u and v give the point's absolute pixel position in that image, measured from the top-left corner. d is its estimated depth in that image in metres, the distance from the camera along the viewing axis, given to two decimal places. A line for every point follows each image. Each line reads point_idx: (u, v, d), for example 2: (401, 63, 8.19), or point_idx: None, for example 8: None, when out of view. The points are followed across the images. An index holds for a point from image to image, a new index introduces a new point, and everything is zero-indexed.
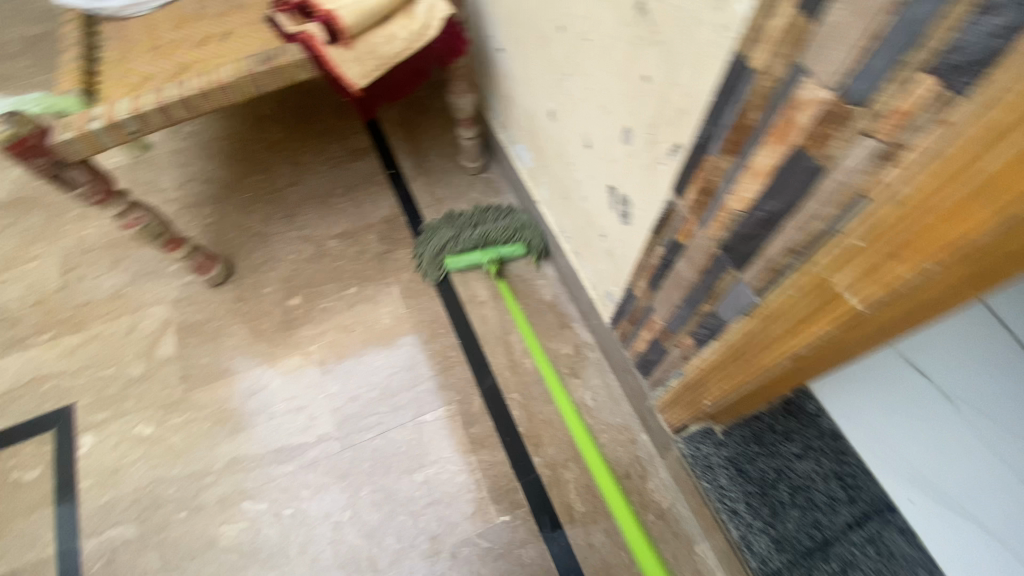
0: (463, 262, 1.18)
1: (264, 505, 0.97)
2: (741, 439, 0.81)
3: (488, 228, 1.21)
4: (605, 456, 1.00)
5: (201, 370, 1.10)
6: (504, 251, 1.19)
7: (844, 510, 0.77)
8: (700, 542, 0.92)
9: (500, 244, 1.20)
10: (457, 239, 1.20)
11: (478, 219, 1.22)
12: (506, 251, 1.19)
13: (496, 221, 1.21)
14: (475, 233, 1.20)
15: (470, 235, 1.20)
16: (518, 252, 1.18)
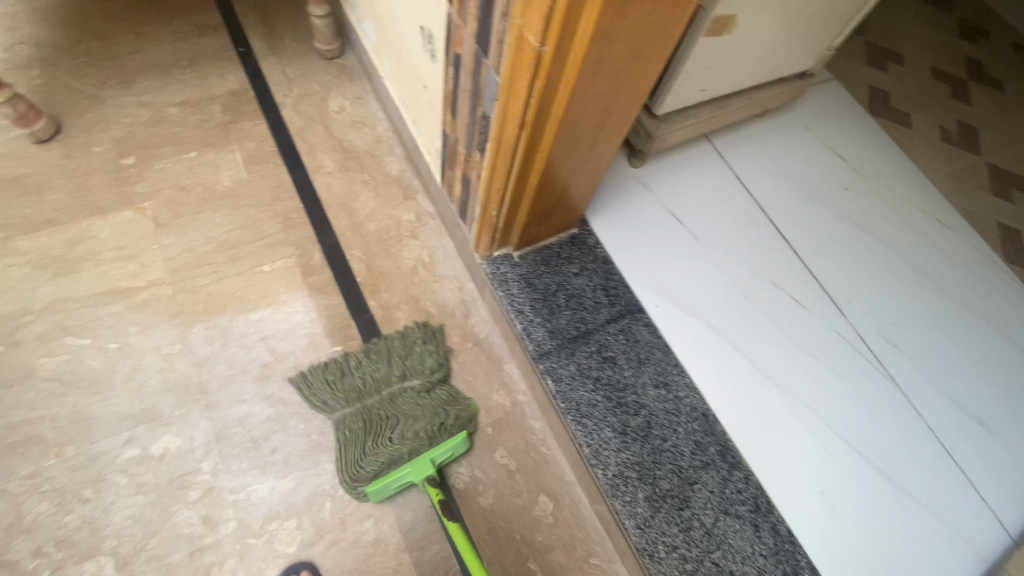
0: (387, 490, 0.90)
1: (86, 339, 0.98)
2: (533, 261, 0.99)
3: (409, 418, 0.96)
4: (434, 299, 1.14)
5: (19, 220, 1.06)
6: (437, 456, 0.93)
7: (605, 310, 0.96)
8: (507, 362, 1.09)
9: (432, 449, 0.94)
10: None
11: (387, 384, 1.00)
12: (439, 455, 0.93)
13: (417, 403, 0.98)
14: (392, 426, 0.95)
15: (388, 440, 0.93)
16: (460, 449, 0.95)
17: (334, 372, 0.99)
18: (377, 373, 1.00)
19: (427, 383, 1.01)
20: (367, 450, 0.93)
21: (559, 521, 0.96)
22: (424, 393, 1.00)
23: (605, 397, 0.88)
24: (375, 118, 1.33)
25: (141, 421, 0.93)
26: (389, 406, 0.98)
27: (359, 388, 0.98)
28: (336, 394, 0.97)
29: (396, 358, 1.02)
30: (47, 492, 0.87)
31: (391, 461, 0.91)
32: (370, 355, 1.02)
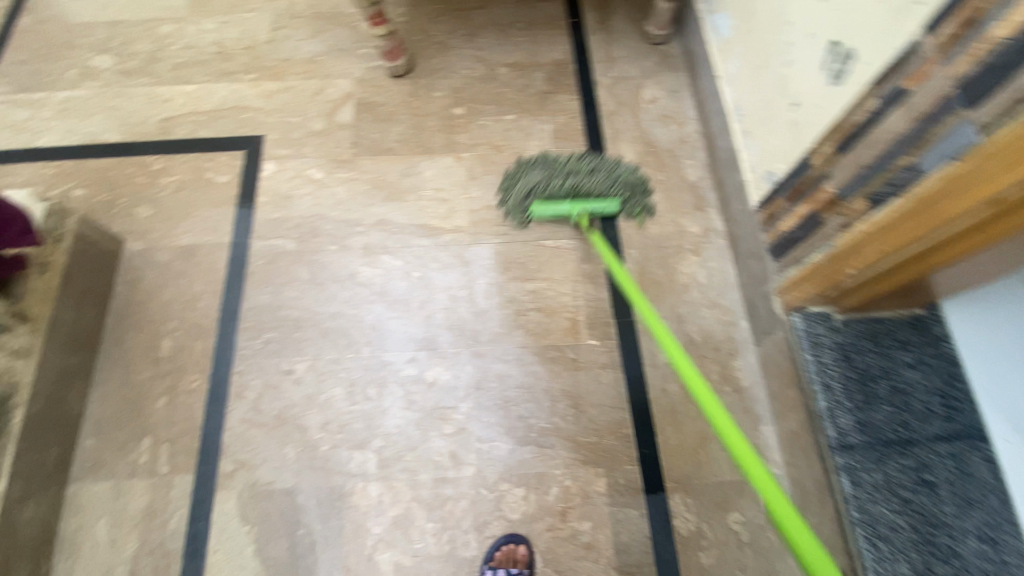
0: (550, 211, 1.11)
1: (397, 262, 1.12)
2: (857, 333, 0.84)
3: (582, 180, 1.13)
4: (700, 326, 1.06)
5: (369, 142, 1.23)
6: (594, 206, 1.11)
7: (937, 423, 0.78)
8: (766, 424, 0.97)
9: (591, 199, 1.13)
10: (554, 183, 1.13)
11: (572, 167, 1.15)
12: (597, 207, 1.11)
13: (595, 176, 1.15)
14: (567, 181, 1.13)
15: (560, 184, 1.12)
16: (612, 208, 1.12)
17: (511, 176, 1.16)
18: (573, 159, 1.17)
19: (611, 173, 1.16)
20: (553, 182, 1.12)
21: None
22: (608, 175, 1.15)
23: (912, 525, 0.74)
24: (685, 116, 1.26)
25: (423, 347, 1.05)
26: (583, 165, 1.15)
27: (562, 167, 1.15)
28: (525, 171, 1.16)
29: (602, 165, 1.16)
30: (343, 378, 1.03)
31: (568, 194, 1.12)
32: (583, 160, 1.17)
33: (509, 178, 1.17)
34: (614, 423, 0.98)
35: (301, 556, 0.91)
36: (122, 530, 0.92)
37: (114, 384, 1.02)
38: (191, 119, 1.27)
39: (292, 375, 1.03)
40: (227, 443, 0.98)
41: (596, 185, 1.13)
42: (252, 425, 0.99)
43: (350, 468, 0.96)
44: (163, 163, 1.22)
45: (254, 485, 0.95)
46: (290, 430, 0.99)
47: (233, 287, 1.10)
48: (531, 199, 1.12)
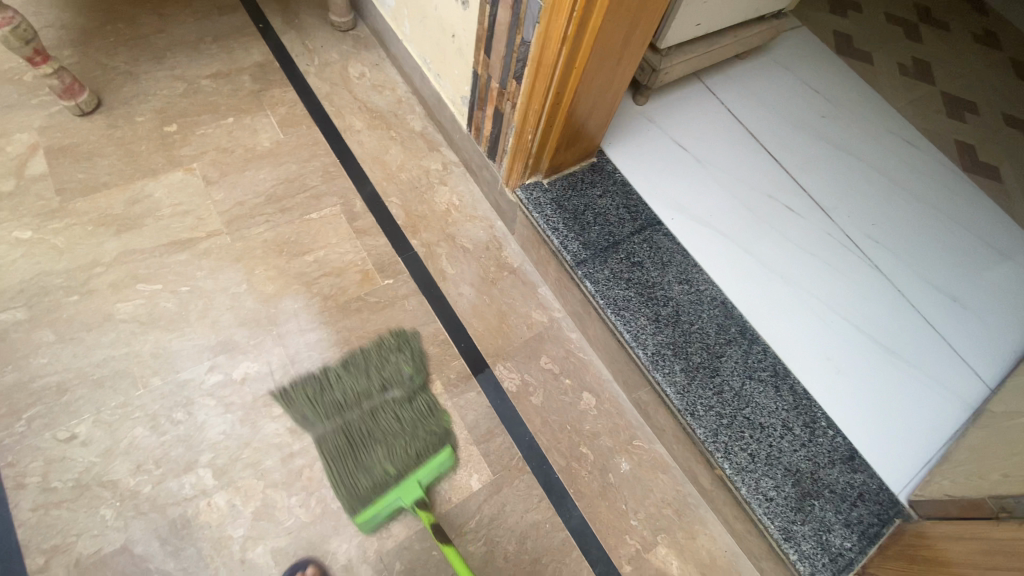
0: (376, 518, 0.91)
1: (157, 284, 1.05)
2: (561, 187, 1.11)
3: (398, 449, 0.97)
4: (468, 236, 1.25)
5: (77, 184, 1.13)
6: (423, 473, 0.96)
7: (629, 224, 1.08)
8: (541, 286, 1.20)
9: (418, 466, 0.96)
10: (366, 465, 0.95)
11: (346, 398, 1.01)
12: (426, 475, 0.96)
13: (398, 415, 1.01)
14: (382, 453, 0.97)
15: (376, 468, 0.95)
16: (444, 464, 0.98)
17: (317, 387, 1.01)
18: (349, 375, 1.03)
19: (405, 389, 1.04)
20: (358, 462, 0.95)
21: (603, 412, 1.09)
22: (400, 396, 1.03)
23: (637, 292, 1.01)
24: (393, 81, 1.44)
25: (220, 350, 1.02)
26: (373, 423, 0.99)
27: (343, 404, 1.01)
28: (318, 410, 0.99)
29: (373, 371, 1.05)
30: (140, 414, 0.94)
31: (378, 487, 0.94)
32: (351, 365, 1.05)
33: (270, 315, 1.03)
34: (428, 336, 1.12)
35: None
36: None
37: None
38: None
39: (75, 439, 0.91)
40: (24, 541, 0.85)
41: (390, 413, 1.00)
42: (46, 508, 0.87)
43: (184, 493, 0.90)
44: None
45: (78, 564, 0.84)
46: (98, 490, 0.88)
47: None
48: (353, 497, 0.93)
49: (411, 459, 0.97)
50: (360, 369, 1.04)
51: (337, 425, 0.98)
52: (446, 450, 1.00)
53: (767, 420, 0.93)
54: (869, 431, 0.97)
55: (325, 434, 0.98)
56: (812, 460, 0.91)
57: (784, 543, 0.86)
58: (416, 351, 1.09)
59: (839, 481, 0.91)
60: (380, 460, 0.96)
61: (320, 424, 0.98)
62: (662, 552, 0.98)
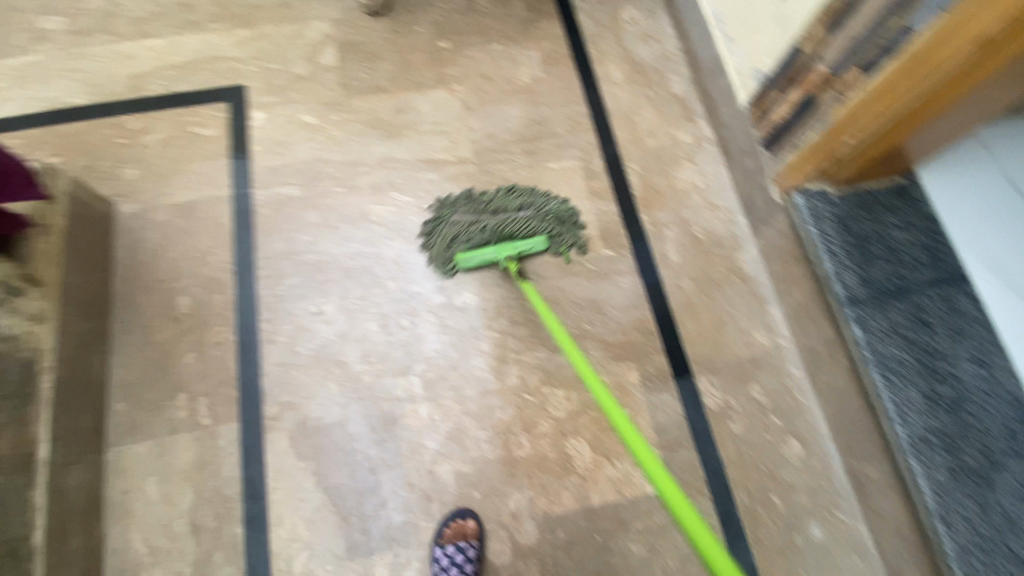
0: (473, 260, 1.04)
1: (407, 197, 1.12)
2: (852, 203, 0.93)
3: (504, 221, 1.06)
4: (703, 226, 1.13)
5: (358, 83, 1.21)
6: (521, 247, 1.05)
7: (927, 272, 0.89)
8: (772, 305, 1.07)
9: (516, 239, 1.06)
10: (477, 229, 1.06)
11: (498, 205, 1.09)
12: (523, 246, 1.05)
13: (523, 215, 1.08)
14: (489, 226, 1.06)
15: (482, 227, 1.06)
16: (537, 246, 1.06)
17: (470, 207, 1.09)
18: (500, 194, 1.10)
19: (535, 207, 1.09)
20: (466, 228, 1.06)
21: (807, 465, 0.97)
22: (534, 213, 1.08)
23: (916, 357, 0.85)
24: (664, 33, 1.30)
25: (447, 274, 1.07)
26: (504, 204, 1.09)
27: (483, 207, 1.09)
28: (466, 203, 1.09)
29: (532, 203, 1.09)
30: (373, 312, 1.04)
31: (482, 242, 1.06)
32: (495, 193, 1.10)
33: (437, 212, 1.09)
34: (637, 320, 1.05)
35: (361, 482, 0.93)
36: (174, 485, 0.92)
37: (135, 347, 0.99)
38: (160, 74, 1.21)
39: (320, 316, 1.03)
40: (266, 388, 0.98)
41: (526, 219, 1.07)
42: (289, 368, 0.99)
43: (395, 394, 0.99)
44: (140, 123, 1.16)
45: (303, 424, 0.96)
46: (329, 366, 1.00)
47: (242, 239, 1.07)
48: (456, 246, 1.06)
49: (512, 232, 1.06)
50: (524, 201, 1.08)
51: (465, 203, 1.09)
52: (549, 247, 1.09)
53: None
54: None
55: (456, 220, 1.08)
56: None
57: None
58: (575, 211, 1.11)
59: None
60: (483, 231, 1.06)
61: (451, 224, 1.07)
62: None
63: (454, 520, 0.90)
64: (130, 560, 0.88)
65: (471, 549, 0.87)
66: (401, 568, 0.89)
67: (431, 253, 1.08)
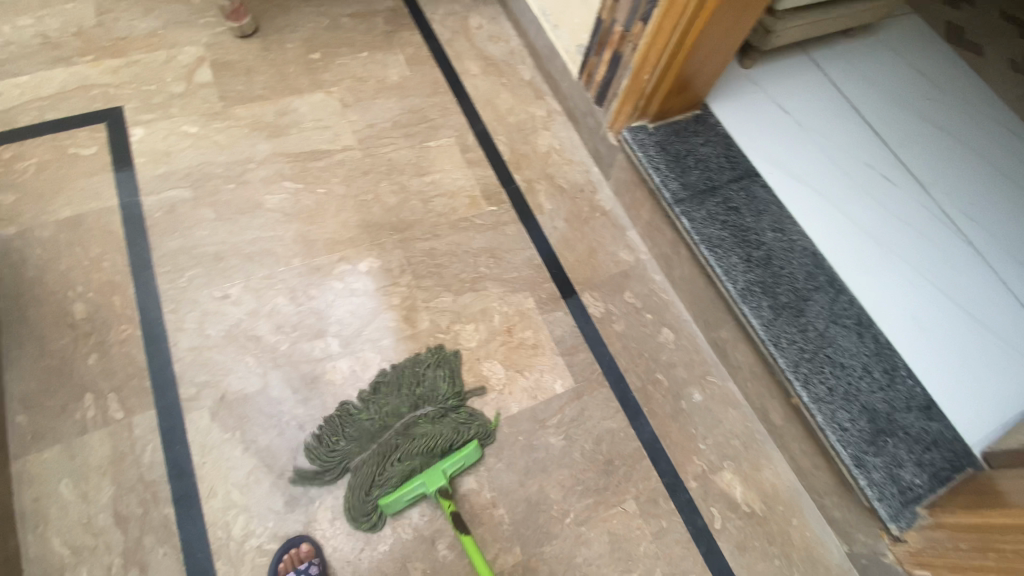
0: (401, 502, 0.91)
1: (298, 185, 1.21)
2: (665, 132, 1.19)
3: (415, 435, 0.99)
4: (566, 177, 1.34)
5: (237, 94, 1.30)
6: (449, 466, 0.94)
7: (728, 172, 1.15)
8: (630, 229, 1.28)
9: (437, 457, 0.96)
10: (388, 467, 0.95)
11: (385, 412, 1.00)
12: (451, 466, 0.94)
13: (426, 425, 1.00)
14: (406, 455, 0.96)
15: (371, 460, 0.95)
16: (470, 457, 0.96)
17: (334, 425, 0.98)
18: (368, 405, 1.01)
19: (439, 407, 1.02)
20: (382, 474, 0.94)
21: (680, 345, 1.16)
22: (436, 419, 1.01)
23: (732, 233, 1.09)
24: (507, 34, 1.55)
25: (349, 245, 1.17)
26: (397, 415, 1.00)
27: (370, 432, 0.98)
28: (349, 437, 0.97)
29: (405, 392, 1.03)
30: (281, 287, 1.10)
31: (404, 476, 0.94)
32: (378, 394, 1.02)
33: (319, 439, 0.96)
34: (525, 258, 1.21)
35: (293, 438, 0.97)
36: (92, 480, 0.90)
37: (32, 358, 0.97)
38: (29, 105, 1.22)
39: (228, 298, 1.07)
40: (180, 372, 0.99)
41: (433, 436, 0.97)
42: (202, 350, 1.02)
43: (316, 354, 1.05)
44: (10, 151, 1.16)
45: (224, 397, 0.98)
46: (243, 342, 1.03)
47: (135, 241, 1.09)
48: (374, 492, 0.92)
49: (429, 453, 0.97)
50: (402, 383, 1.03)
51: (371, 445, 0.97)
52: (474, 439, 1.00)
53: (846, 361, 0.99)
54: (950, 387, 1.00)
55: (341, 447, 0.96)
56: (889, 403, 0.96)
57: (852, 469, 0.92)
58: (445, 353, 1.08)
59: (913, 425, 0.95)
60: (404, 465, 0.95)
61: (342, 448, 0.96)
62: (727, 476, 1.05)
63: (287, 551, 0.87)
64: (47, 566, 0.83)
65: (311, 569, 0.86)
66: (344, 507, 0.93)
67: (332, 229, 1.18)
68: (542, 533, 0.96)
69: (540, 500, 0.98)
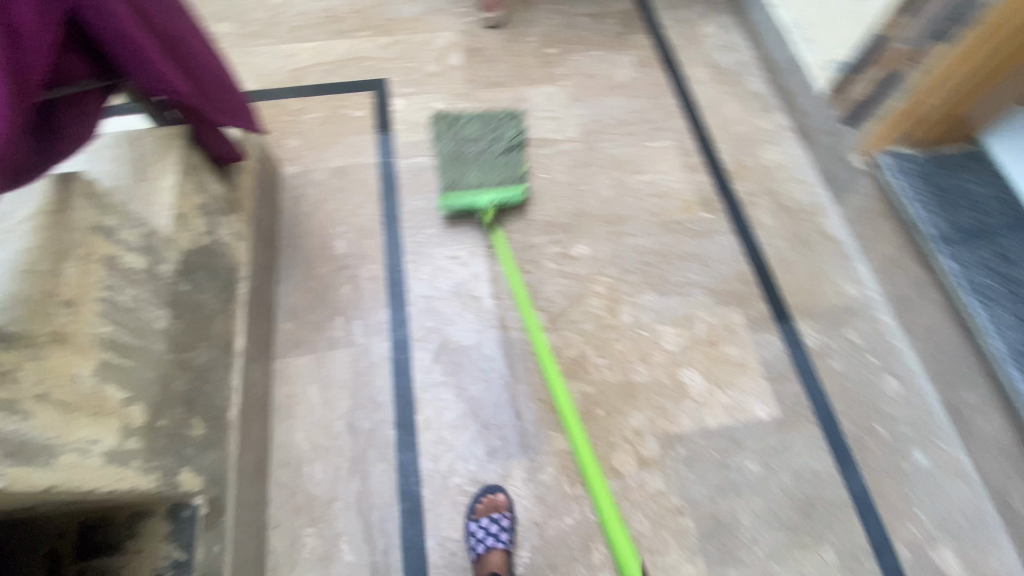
0: (458, 202, 1.17)
1: (526, 166, 1.29)
2: (932, 163, 1.08)
3: (475, 145, 1.27)
4: (790, 197, 1.26)
5: (480, 78, 1.42)
6: (504, 197, 1.19)
7: (1010, 217, 1.01)
8: (857, 263, 1.18)
9: (497, 188, 1.21)
10: (468, 176, 1.22)
11: (460, 130, 1.29)
12: (509, 197, 1.20)
13: (490, 149, 1.27)
14: (474, 171, 1.22)
15: (464, 150, 1.26)
16: (512, 195, 1.20)
17: (447, 122, 1.30)
18: (462, 125, 1.29)
19: (507, 143, 1.28)
20: (463, 171, 1.22)
21: (905, 400, 1.04)
22: (502, 147, 1.28)
23: (1008, 288, 0.94)
24: (739, 45, 1.50)
25: (564, 229, 1.21)
26: (467, 121, 1.30)
27: (457, 128, 1.30)
28: (445, 134, 1.28)
29: (489, 132, 1.29)
30: (501, 257, 1.18)
31: (462, 187, 1.20)
32: (465, 121, 1.30)
33: (443, 127, 1.30)
34: (738, 272, 1.17)
35: (498, 397, 1.03)
36: (333, 392, 1.03)
37: (300, 278, 1.14)
38: (317, 69, 1.44)
39: (456, 259, 1.17)
40: (411, 316, 1.11)
41: (495, 149, 1.27)
42: (431, 299, 1.13)
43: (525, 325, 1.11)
44: (301, 105, 1.37)
45: (444, 345, 1.08)
46: (464, 300, 1.13)
47: (387, 195, 1.24)
48: (472, 184, 1.20)
49: (495, 181, 1.22)
50: (481, 125, 1.29)
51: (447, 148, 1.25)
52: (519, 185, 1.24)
53: None
54: None
55: (441, 136, 1.29)
56: None
57: None
58: (520, 127, 1.32)
59: None
60: (471, 174, 1.22)
61: (443, 140, 1.27)
62: (944, 552, 0.94)
63: (485, 496, 0.93)
64: (294, 453, 0.98)
65: (504, 520, 0.90)
66: (537, 472, 0.97)
67: (551, 213, 1.24)
68: (728, 555, 0.92)
69: (730, 521, 0.94)
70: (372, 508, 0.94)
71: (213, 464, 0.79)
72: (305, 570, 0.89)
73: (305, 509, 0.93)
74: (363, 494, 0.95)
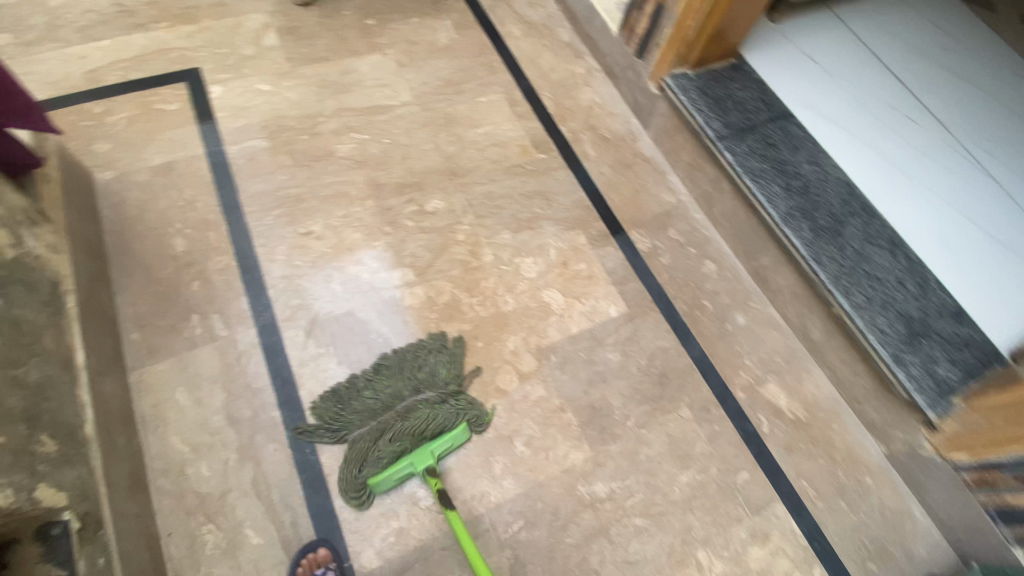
0: (386, 482, 0.92)
1: (366, 135, 1.31)
2: (705, 78, 1.30)
3: (409, 408, 0.99)
4: (609, 128, 1.43)
5: (301, 56, 1.40)
6: (437, 447, 0.95)
7: (765, 113, 1.26)
8: (670, 173, 1.38)
9: (428, 440, 0.96)
10: (384, 441, 0.95)
11: (373, 386, 1.01)
12: (439, 446, 0.95)
13: (421, 403, 1.00)
14: (389, 396, 1.00)
15: (361, 419, 0.97)
16: (459, 438, 0.97)
17: (340, 397, 1.00)
18: (370, 378, 1.02)
19: (440, 391, 1.02)
20: (361, 425, 0.97)
21: (722, 276, 1.26)
22: (436, 402, 1.00)
23: (773, 166, 1.18)
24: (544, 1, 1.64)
25: (414, 188, 1.26)
26: (386, 362, 1.04)
27: (361, 390, 1.01)
28: (347, 413, 0.99)
29: (408, 374, 1.03)
30: (358, 225, 1.20)
31: (393, 455, 0.94)
32: (381, 369, 1.03)
33: (324, 406, 0.99)
34: (576, 200, 1.31)
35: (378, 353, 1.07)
36: (205, 389, 0.99)
37: (140, 285, 1.06)
38: (114, 66, 1.31)
39: (312, 235, 1.17)
40: (275, 298, 1.09)
41: (420, 406, 0.99)
42: (294, 278, 1.12)
43: (394, 283, 1.15)
44: (102, 106, 1.25)
45: (316, 319, 1.09)
46: (328, 272, 1.14)
47: (223, 184, 1.19)
48: (366, 466, 0.92)
49: (424, 431, 0.96)
50: (397, 368, 1.03)
51: (371, 420, 0.97)
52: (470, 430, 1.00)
53: (883, 275, 1.08)
54: (978, 298, 1.09)
55: (342, 416, 0.99)
56: (923, 310, 1.05)
57: (893, 367, 1.01)
58: (443, 339, 1.08)
59: (947, 330, 1.04)
60: (394, 435, 0.95)
61: (346, 422, 0.98)
62: (771, 388, 1.15)
63: (306, 554, 0.88)
64: (174, 459, 0.93)
65: (328, 573, 0.87)
66: None
67: (398, 175, 1.27)
68: (607, 434, 1.05)
69: (603, 406, 1.07)
70: (271, 487, 0.93)
71: (76, 479, 0.75)
72: (210, 567, 0.87)
73: (198, 508, 0.90)
74: (258, 478, 0.94)
